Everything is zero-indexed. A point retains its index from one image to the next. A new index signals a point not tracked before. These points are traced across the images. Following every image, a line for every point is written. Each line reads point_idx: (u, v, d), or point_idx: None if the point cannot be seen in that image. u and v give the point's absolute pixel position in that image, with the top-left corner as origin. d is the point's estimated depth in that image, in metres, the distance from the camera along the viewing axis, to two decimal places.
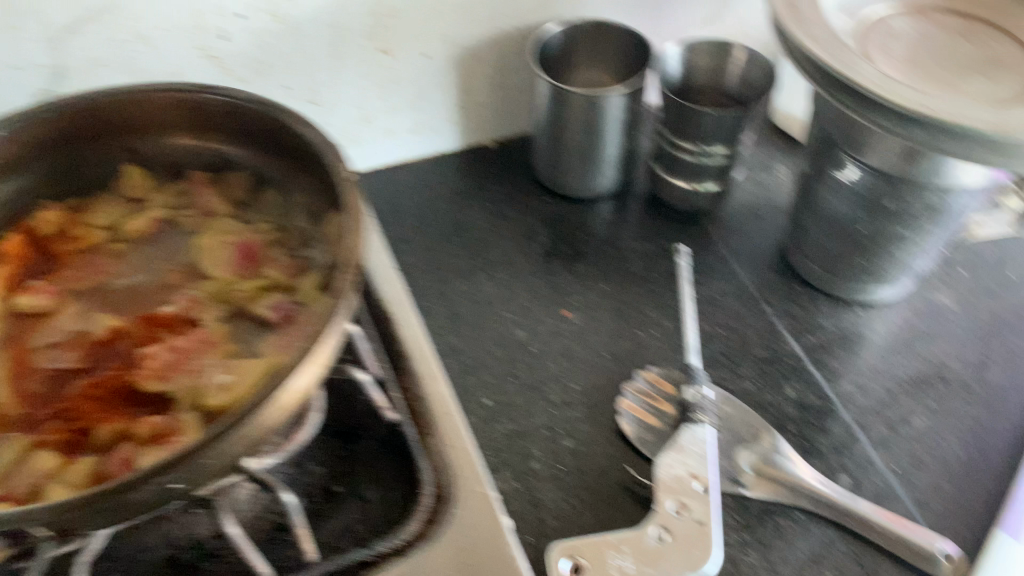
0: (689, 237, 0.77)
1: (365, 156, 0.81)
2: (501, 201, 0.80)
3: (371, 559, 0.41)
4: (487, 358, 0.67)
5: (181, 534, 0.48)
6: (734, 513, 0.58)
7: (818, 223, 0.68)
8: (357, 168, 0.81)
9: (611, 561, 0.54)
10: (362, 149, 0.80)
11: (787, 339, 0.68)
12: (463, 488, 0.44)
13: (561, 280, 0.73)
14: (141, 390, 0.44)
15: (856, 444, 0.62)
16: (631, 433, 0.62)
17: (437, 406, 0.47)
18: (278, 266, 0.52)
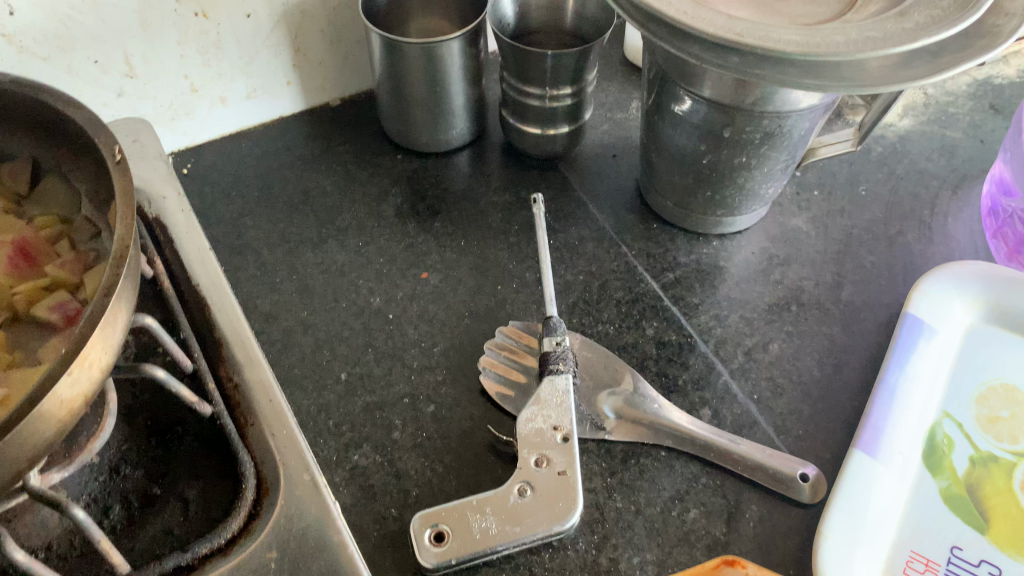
0: (547, 184, 0.75)
1: (202, 129, 0.76)
2: (351, 164, 0.77)
3: (189, 563, 0.39)
4: (343, 331, 0.65)
5: None
6: (598, 460, 0.58)
7: (666, 159, 0.66)
8: (194, 142, 0.77)
9: (474, 524, 0.53)
10: (197, 122, 0.75)
11: (645, 279, 0.68)
12: (288, 475, 0.41)
13: (417, 240, 0.71)
14: None
15: (714, 376, 0.62)
16: (492, 391, 0.61)
17: (259, 392, 0.44)
18: (62, 262, 0.42)
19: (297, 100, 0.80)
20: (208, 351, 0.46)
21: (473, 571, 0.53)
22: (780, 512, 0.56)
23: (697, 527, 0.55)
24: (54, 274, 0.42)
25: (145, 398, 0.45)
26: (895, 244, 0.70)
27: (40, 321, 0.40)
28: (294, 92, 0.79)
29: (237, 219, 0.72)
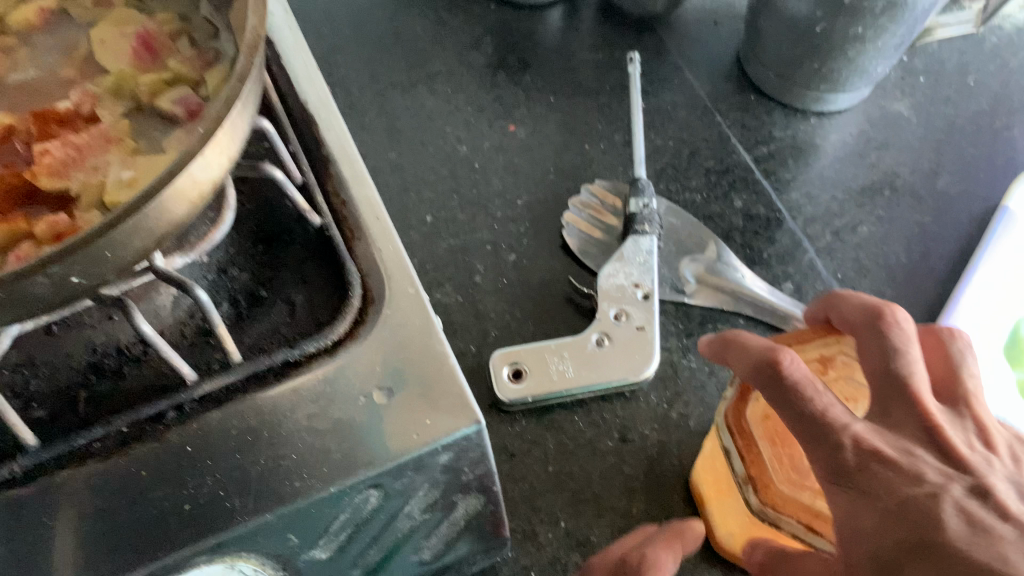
0: (642, 46, 0.73)
1: None
2: (443, 8, 0.75)
3: (298, 360, 0.41)
4: (428, 175, 0.65)
5: (105, 341, 0.42)
6: (675, 321, 0.58)
7: (775, 25, 0.64)
8: None
9: (551, 366, 0.54)
10: None
11: (737, 150, 0.67)
12: (394, 289, 0.43)
13: (507, 92, 0.70)
14: (38, 190, 0.38)
15: (800, 252, 0.61)
16: (574, 246, 0.60)
17: (365, 208, 0.45)
18: (183, 57, 0.42)
19: None
20: (315, 166, 0.47)
21: (547, 412, 0.55)
22: None
23: None
24: (175, 69, 0.41)
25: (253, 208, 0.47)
26: (1000, 138, 0.68)
27: (162, 112, 0.41)
28: None
29: (328, 56, 0.72)
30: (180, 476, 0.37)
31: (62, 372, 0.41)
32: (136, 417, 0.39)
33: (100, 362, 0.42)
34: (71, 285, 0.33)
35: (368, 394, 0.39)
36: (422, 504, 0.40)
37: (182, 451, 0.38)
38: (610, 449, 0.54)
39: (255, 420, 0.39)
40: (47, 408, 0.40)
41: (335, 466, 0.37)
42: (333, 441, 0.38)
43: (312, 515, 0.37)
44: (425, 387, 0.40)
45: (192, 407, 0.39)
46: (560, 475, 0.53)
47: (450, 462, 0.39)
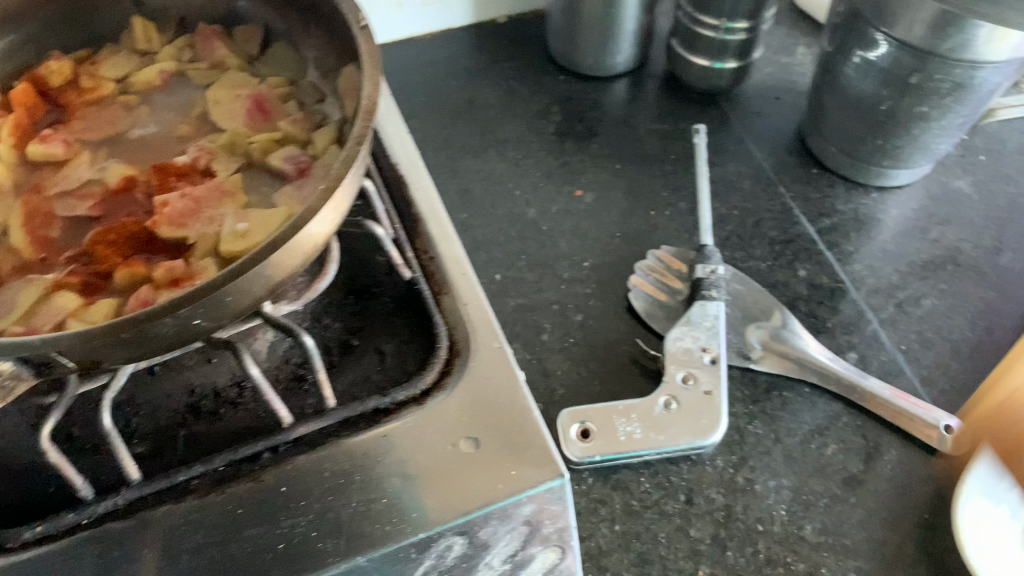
0: (706, 119, 0.75)
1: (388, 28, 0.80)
2: (513, 77, 0.79)
3: (387, 408, 0.42)
4: (498, 236, 0.67)
5: (203, 384, 0.44)
6: (741, 386, 0.59)
7: (839, 102, 0.66)
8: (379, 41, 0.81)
9: (619, 426, 0.55)
10: (388, 20, 0.79)
11: (800, 221, 0.68)
12: (480, 343, 0.44)
13: (574, 159, 0.73)
14: (158, 237, 0.40)
15: (864, 322, 0.62)
16: (640, 309, 0.62)
17: (452, 266, 0.48)
18: (292, 119, 0.45)
19: (469, 13, 0.82)
20: (405, 225, 0.50)
21: (613, 471, 0.56)
22: (919, 458, 0.56)
23: (834, 462, 0.56)
24: (285, 129, 0.45)
25: (345, 262, 0.49)
26: None
27: (272, 169, 0.44)
28: (466, 4, 0.81)
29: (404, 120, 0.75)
30: (274, 515, 0.39)
31: (161, 412, 0.43)
32: (233, 457, 0.40)
33: (198, 403, 0.44)
34: (192, 327, 0.35)
35: (455, 442, 0.41)
36: (502, 555, 0.41)
37: (277, 492, 0.39)
38: (676, 511, 0.54)
39: (347, 463, 0.40)
40: (148, 446, 0.42)
41: (424, 512, 0.39)
42: (422, 487, 0.39)
43: (399, 559, 0.38)
44: (510, 438, 0.41)
45: (287, 448, 0.41)
46: (627, 535, 0.53)
47: (532, 514, 0.40)
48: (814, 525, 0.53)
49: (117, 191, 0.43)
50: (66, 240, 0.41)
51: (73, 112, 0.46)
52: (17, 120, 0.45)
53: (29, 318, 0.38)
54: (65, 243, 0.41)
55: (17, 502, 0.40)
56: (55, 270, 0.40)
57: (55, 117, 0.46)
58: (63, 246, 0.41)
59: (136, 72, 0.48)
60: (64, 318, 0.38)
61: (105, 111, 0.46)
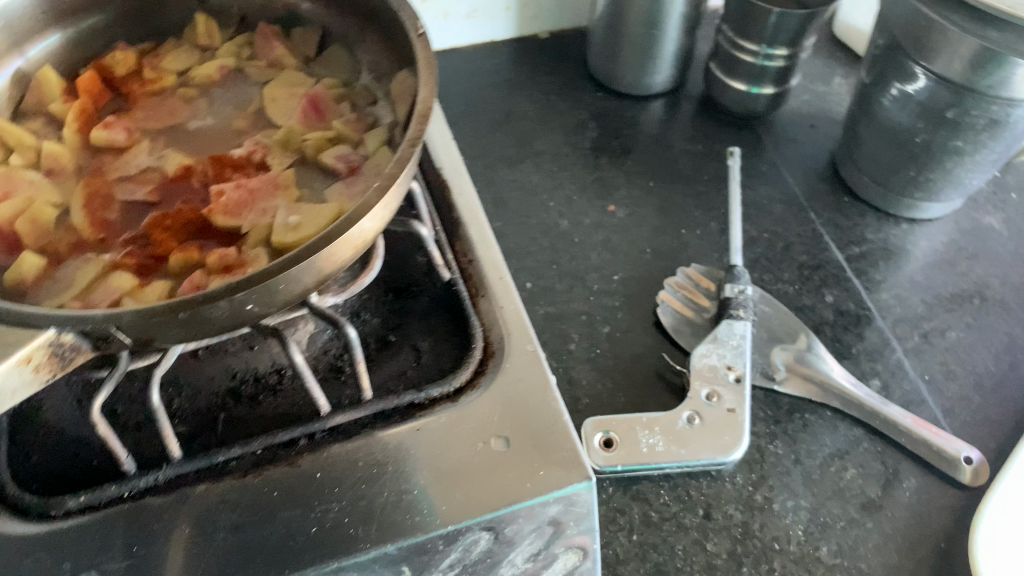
0: (740, 142, 0.76)
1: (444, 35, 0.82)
2: (552, 91, 0.80)
3: (422, 403, 0.44)
4: (530, 245, 0.69)
5: (244, 369, 0.46)
6: (764, 406, 0.60)
7: (875, 133, 0.67)
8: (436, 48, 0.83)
9: (641, 439, 0.56)
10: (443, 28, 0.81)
11: (829, 248, 0.69)
12: (513, 346, 0.46)
13: (608, 174, 0.74)
14: (212, 225, 0.42)
15: (888, 350, 0.63)
16: (668, 324, 0.63)
17: (490, 270, 0.49)
18: (346, 119, 0.47)
19: (511, 27, 0.84)
20: (446, 228, 0.51)
21: (633, 481, 0.56)
22: (937, 487, 0.56)
23: (853, 486, 0.57)
24: (338, 129, 0.46)
25: (386, 261, 0.51)
26: None
27: (324, 166, 0.45)
28: (509, 18, 0.83)
29: None
30: (308, 500, 0.40)
31: (203, 394, 0.45)
32: (271, 442, 0.42)
33: (238, 388, 0.45)
34: (245, 312, 0.36)
35: (485, 440, 0.42)
36: (526, 553, 0.42)
37: (312, 477, 0.41)
38: (694, 525, 0.55)
39: (380, 454, 0.41)
40: (188, 425, 0.43)
41: (453, 505, 0.40)
42: (451, 481, 0.40)
43: (426, 550, 0.39)
44: (540, 439, 0.42)
45: (323, 435, 0.42)
46: (644, 545, 0.54)
47: (557, 514, 0.41)
48: (830, 547, 0.54)
49: (175, 179, 0.44)
50: (124, 223, 0.43)
51: (134, 101, 0.48)
52: (81, 106, 0.47)
53: (85, 296, 0.39)
54: (122, 226, 0.43)
55: (64, 472, 0.42)
56: (111, 252, 0.42)
57: (117, 105, 0.48)
58: (120, 229, 0.43)
59: (196, 66, 0.50)
60: (119, 297, 0.39)
61: (165, 102, 0.48)
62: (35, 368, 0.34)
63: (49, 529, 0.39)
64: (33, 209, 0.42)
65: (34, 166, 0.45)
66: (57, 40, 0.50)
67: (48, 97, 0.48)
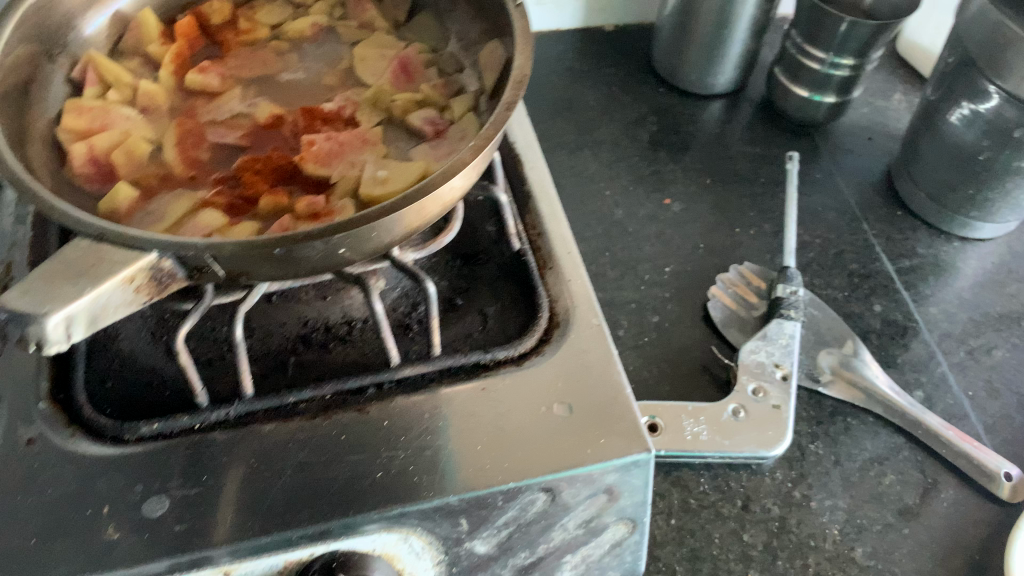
0: (797, 149, 0.77)
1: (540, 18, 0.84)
2: (614, 84, 0.81)
3: (487, 364, 0.45)
4: (585, 230, 0.70)
5: (315, 318, 0.47)
6: (807, 407, 0.61)
7: (937, 149, 0.67)
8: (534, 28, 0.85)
9: (686, 426, 0.56)
10: (541, 9, 0.83)
11: (880, 259, 0.69)
12: (579, 318, 0.46)
13: (665, 169, 0.75)
14: (301, 173, 0.43)
15: (933, 363, 0.63)
16: (717, 318, 0.63)
17: (559, 244, 0.50)
18: (433, 84, 0.48)
19: (577, 18, 0.85)
20: (517, 202, 0.53)
21: (674, 468, 0.57)
22: (975, 501, 0.57)
23: (891, 492, 0.57)
24: (426, 92, 0.47)
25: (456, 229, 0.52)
26: None
27: (410, 127, 0.46)
28: (577, 8, 0.84)
29: None
30: (375, 446, 0.41)
31: (275, 338, 0.46)
32: (341, 387, 0.43)
33: (309, 335, 0.46)
34: (336, 255, 0.37)
35: (549, 404, 0.43)
36: (579, 519, 0.42)
37: (380, 424, 0.42)
38: (731, 515, 0.55)
39: (446, 409, 0.42)
40: (260, 365, 0.44)
41: (516, 463, 0.40)
42: (515, 441, 0.41)
43: (487, 504, 0.40)
44: (603, 409, 0.43)
45: (390, 386, 0.43)
46: (681, 530, 0.55)
47: (614, 483, 0.42)
48: (865, 549, 0.54)
49: (266, 126, 0.45)
50: (214, 164, 0.44)
51: (228, 50, 0.50)
52: (178, 50, 0.48)
53: (177, 229, 0.41)
54: (213, 167, 0.44)
55: (135, 399, 0.43)
56: (202, 190, 0.43)
57: (211, 53, 0.50)
58: (211, 169, 0.44)
59: (288, 22, 0.51)
60: (210, 232, 0.40)
61: (258, 53, 0.49)
62: (136, 289, 0.35)
63: (121, 452, 0.40)
64: (129, 142, 0.44)
65: (129, 103, 0.46)
66: None
67: (146, 39, 0.49)
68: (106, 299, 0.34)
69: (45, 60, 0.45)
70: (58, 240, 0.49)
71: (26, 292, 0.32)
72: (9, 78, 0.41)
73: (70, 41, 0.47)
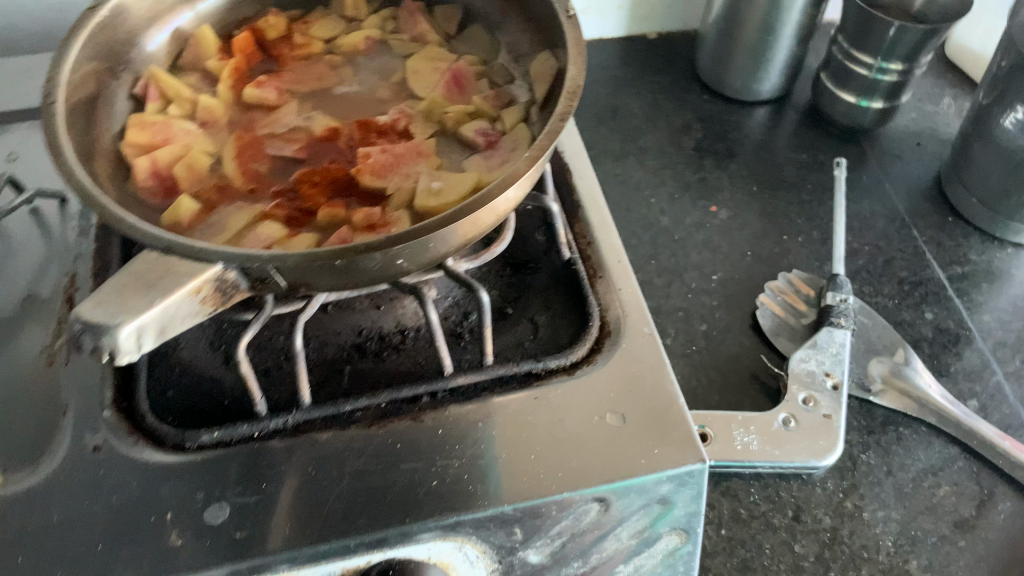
0: (845, 154, 0.76)
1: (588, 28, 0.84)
2: (658, 91, 0.81)
3: (540, 373, 0.45)
4: (631, 238, 0.70)
5: (369, 327, 0.48)
6: (858, 416, 0.60)
7: (990, 155, 0.66)
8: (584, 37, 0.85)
9: (736, 436, 0.56)
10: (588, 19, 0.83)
11: (932, 266, 0.69)
12: (631, 327, 0.47)
13: (711, 176, 0.74)
14: (358, 184, 0.43)
15: (988, 372, 0.62)
16: (766, 326, 0.63)
17: (608, 253, 0.50)
18: (484, 95, 0.49)
19: (620, 26, 0.85)
20: (567, 211, 0.53)
21: (723, 478, 0.57)
22: None
23: (946, 503, 0.56)
24: (478, 103, 0.48)
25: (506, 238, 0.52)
26: None
27: (462, 138, 0.47)
28: (621, 17, 0.84)
29: None
30: (430, 454, 0.41)
31: (330, 347, 0.47)
32: (397, 396, 0.43)
33: (363, 344, 0.47)
34: (395, 266, 0.38)
35: (602, 414, 0.43)
36: (632, 529, 0.42)
37: (434, 433, 0.42)
38: (782, 525, 0.55)
39: (500, 419, 0.43)
40: (317, 373, 0.45)
41: (570, 474, 0.40)
42: (569, 451, 0.41)
43: (541, 513, 0.40)
44: (656, 418, 0.43)
45: (444, 395, 0.44)
46: (732, 541, 0.54)
47: (667, 493, 0.42)
48: (920, 561, 0.53)
49: (322, 139, 0.46)
50: (273, 176, 0.45)
51: (284, 64, 0.51)
52: (236, 64, 0.49)
53: (238, 240, 0.41)
54: (271, 179, 0.45)
55: (196, 407, 0.44)
56: (261, 202, 0.44)
57: (267, 68, 0.51)
58: (269, 181, 0.45)
59: (341, 35, 0.52)
60: (271, 244, 0.41)
61: (312, 67, 0.50)
62: (202, 300, 0.35)
63: (184, 459, 0.41)
64: (190, 156, 0.45)
65: (189, 117, 0.47)
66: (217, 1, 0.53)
67: (205, 54, 0.50)
68: (174, 310, 0.34)
69: (110, 77, 0.46)
70: (120, 251, 0.50)
71: (100, 305, 0.33)
72: (78, 94, 0.42)
73: (133, 58, 0.48)
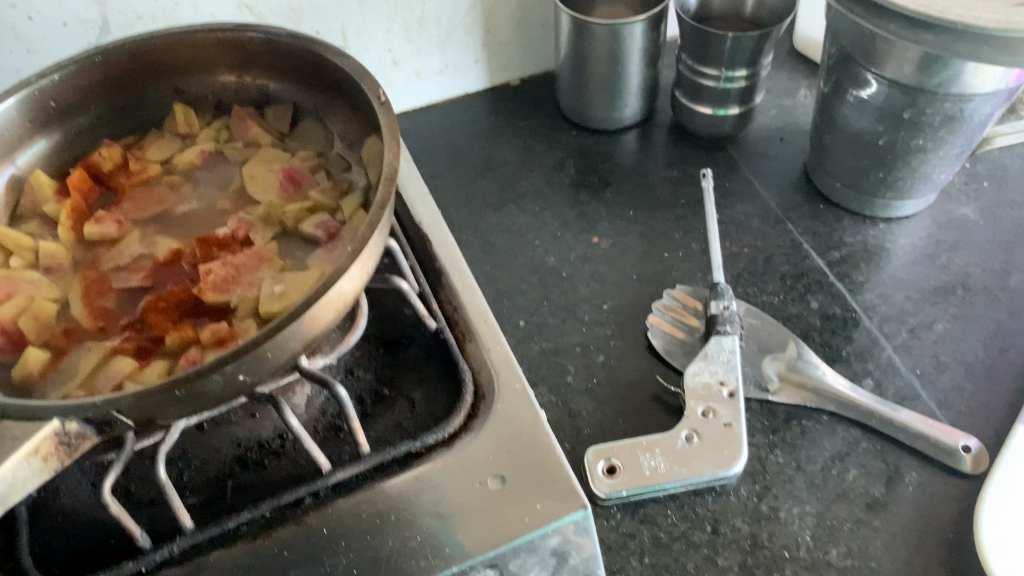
0: (714, 162, 0.79)
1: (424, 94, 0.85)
2: (528, 135, 0.83)
3: (420, 451, 0.45)
4: (520, 284, 0.71)
5: (248, 437, 0.48)
6: (761, 417, 0.61)
7: (841, 140, 0.68)
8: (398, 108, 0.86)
9: (644, 463, 0.57)
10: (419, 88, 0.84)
11: (810, 256, 0.71)
12: (503, 386, 0.47)
13: (590, 209, 0.76)
14: (201, 303, 0.44)
15: (878, 349, 0.64)
16: (660, 347, 0.64)
17: (475, 314, 0.51)
18: (321, 189, 0.51)
19: (482, 79, 0.87)
20: (432, 280, 0.54)
21: (640, 506, 0.57)
22: (939, 479, 0.57)
23: (856, 487, 0.57)
24: (316, 198, 0.49)
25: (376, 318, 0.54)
26: None
27: (305, 235, 0.48)
28: (480, 71, 0.86)
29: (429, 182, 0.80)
30: (317, 556, 0.41)
31: (211, 465, 0.47)
32: (278, 503, 0.44)
33: (244, 455, 0.47)
34: (237, 384, 0.38)
35: (483, 479, 0.43)
36: None
37: (319, 534, 0.42)
38: (703, 541, 0.55)
39: (383, 506, 0.43)
40: (201, 494, 0.45)
41: (457, 548, 0.41)
42: (454, 524, 0.42)
43: None
44: (536, 473, 0.43)
45: (326, 493, 0.44)
46: (656, 567, 0.54)
47: (558, 545, 0.43)
48: (840, 549, 0.54)
49: (166, 264, 0.47)
50: (121, 309, 0.45)
51: (125, 194, 0.52)
52: (73, 204, 0.50)
53: (90, 381, 0.42)
54: (120, 313, 0.45)
55: (82, 554, 0.44)
56: (112, 338, 0.44)
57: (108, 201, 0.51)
58: (118, 315, 0.45)
59: (178, 155, 0.54)
60: (121, 380, 0.41)
61: (151, 192, 0.52)
62: (43, 458, 0.36)
63: None
64: (33, 306, 0.45)
65: (33, 266, 0.48)
66: (44, 146, 0.52)
67: (42, 200, 0.51)
68: (13, 476, 0.36)
69: None
70: None
71: None
72: None
73: None
